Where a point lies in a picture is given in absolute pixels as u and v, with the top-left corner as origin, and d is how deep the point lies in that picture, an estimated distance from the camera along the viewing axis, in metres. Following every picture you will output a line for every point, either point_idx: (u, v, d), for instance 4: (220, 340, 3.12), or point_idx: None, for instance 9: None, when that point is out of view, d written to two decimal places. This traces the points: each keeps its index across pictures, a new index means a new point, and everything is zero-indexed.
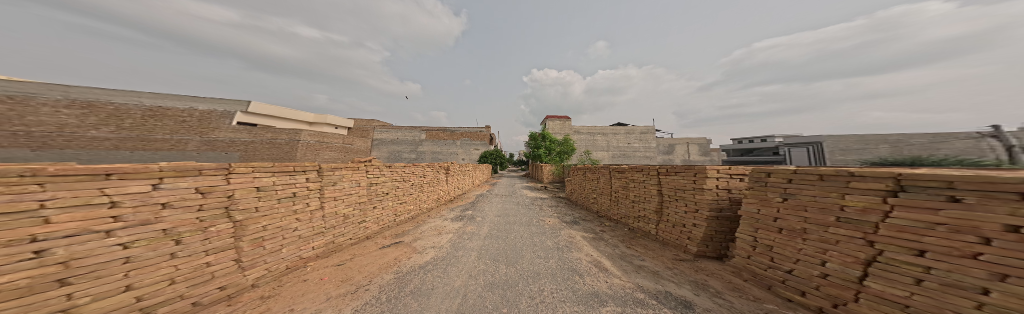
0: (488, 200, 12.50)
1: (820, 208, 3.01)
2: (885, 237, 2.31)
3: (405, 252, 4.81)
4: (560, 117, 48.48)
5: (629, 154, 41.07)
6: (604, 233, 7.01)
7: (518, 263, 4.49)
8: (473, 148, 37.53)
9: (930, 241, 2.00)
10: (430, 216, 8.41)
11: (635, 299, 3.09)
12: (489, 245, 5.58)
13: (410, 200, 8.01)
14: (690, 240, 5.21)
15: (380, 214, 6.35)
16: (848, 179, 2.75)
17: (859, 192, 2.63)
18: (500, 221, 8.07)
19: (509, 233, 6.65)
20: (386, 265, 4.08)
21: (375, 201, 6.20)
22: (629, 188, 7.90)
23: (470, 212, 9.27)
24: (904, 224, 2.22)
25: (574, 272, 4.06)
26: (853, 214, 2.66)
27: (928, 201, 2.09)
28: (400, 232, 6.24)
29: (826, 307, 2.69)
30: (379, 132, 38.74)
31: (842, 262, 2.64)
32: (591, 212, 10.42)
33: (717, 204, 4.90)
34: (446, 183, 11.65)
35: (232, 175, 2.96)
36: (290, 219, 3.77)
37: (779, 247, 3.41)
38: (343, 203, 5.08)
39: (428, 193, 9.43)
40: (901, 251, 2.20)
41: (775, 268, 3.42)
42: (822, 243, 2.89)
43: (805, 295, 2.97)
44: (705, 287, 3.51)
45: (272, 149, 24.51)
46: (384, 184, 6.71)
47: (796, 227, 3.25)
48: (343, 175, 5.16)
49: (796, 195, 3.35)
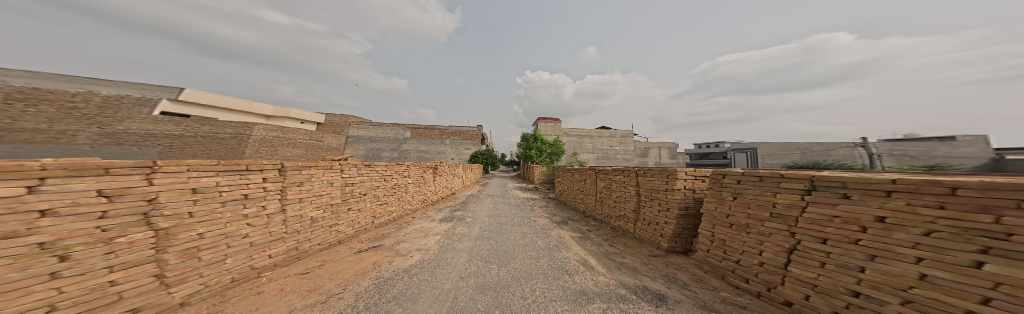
0: (479, 200, 12.22)
1: (757, 206, 3.50)
2: (803, 228, 2.75)
3: (387, 255, 4.52)
4: (549, 119, 49.42)
5: (611, 157, 43.66)
6: (590, 232, 7.33)
7: (510, 263, 4.49)
8: (463, 148, 36.44)
9: (828, 231, 2.48)
10: (415, 217, 7.99)
11: (618, 295, 3.28)
12: (480, 245, 5.52)
13: (392, 200, 7.57)
14: (662, 237, 5.67)
15: (357, 216, 5.91)
16: (779, 180, 3.22)
17: (786, 190, 3.09)
18: (491, 221, 8.01)
19: (501, 234, 6.63)
20: (363, 271, 3.77)
21: (351, 203, 5.75)
22: (612, 189, 8.37)
23: (459, 213, 9.03)
24: (815, 217, 2.67)
25: (564, 272, 4.18)
26: (781, 209, 3.13)
27: (828, 198, 2.58)
28: (380, 235, 5.86)
29: (763, 291, 3.13)
30: (357, 129, 35.85)
31: (773, 251, 3.10)
32: (579, 212, 10.82)
33: (684, 203, 5.43)
34: (434, 183, 11.24)
35: (158, 174, 2.50)
36: (240, 225, 3.30)
37: (730, 240, 3.86)
38: (311, 206, 4.62)
39: (413, 194, 9.01)
40: (812, 240, 2.65)
41: (727, 259, 3.88)
42: (760, 236, 3.35)
43: (748, 281, 3.41)
44: (674, 280, 3.86)
45: (211, 144, 21.42)
46: (363, 183, 6.27)
47: (742, 222, 3.70)
48: (311, 175, 4.70)
49: (740, 194, 3.85)
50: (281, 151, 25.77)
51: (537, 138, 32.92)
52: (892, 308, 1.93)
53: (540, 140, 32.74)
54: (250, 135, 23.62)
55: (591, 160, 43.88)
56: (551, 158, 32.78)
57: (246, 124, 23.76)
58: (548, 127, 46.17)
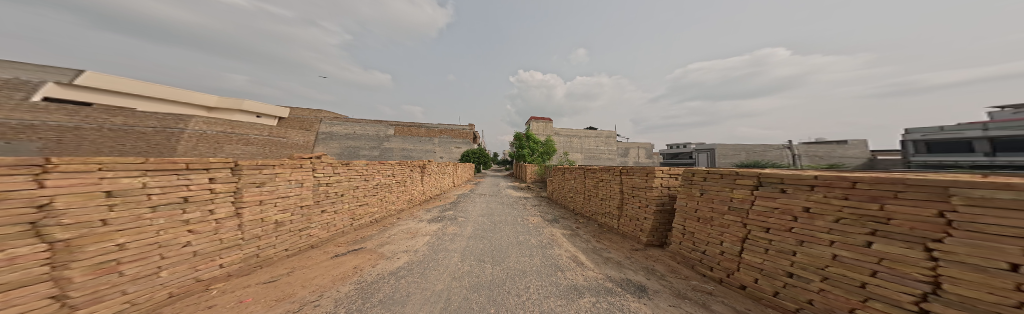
0: (471, 200, 11.90)
1: (714, 200, 3.86)
2: (753, 219, 3.05)
3: (373, 258, 4.17)
4: (539, 118, 49.92)
5: (597, 156, 45.47)
6: (579, 229, 7.54)
7: (503, 262, 4.46)
8: (454, 146, 35.19)
9: (770, 220, 2.82)
10: (402, 218, 7.53)
11: (606, 288, 3.41)
12: (474, 245, 5.40)
13: (374, 202, 7.08)
14: (642, 232, 6.03)
15: (333, 219, 5.44)
16: (736, 177, 3.52)
17: (742, 186, 3.39)
18: (484, 221, 7.84)
19: (494, 233, 6.53)
20: (343, 276, 3.38)
21: (326, 205, 5.29)
22: (599, 187, 8.71)
23: (450, 213, 8.71)
24: (762, 209, 2.97)
25: (557, 268, 4.24)
26: (736, 203, 3.44)
27: (771, 192, 2.90)
28: (361, 237, 5.40)
29: (723, 278, 3.42)
30: (333, 125, 33.06)
31: (731, 240, 3.42)
32: (569, 210, 11.04)
33: (661, 200, 5.82)
34: (423, 182, 10.76)
35: (55, 174, 1.97)
36: (180, 232, 2.83)
37: (699, 233, 4.07)
38: (274, 209, 4.13)
39: (400, 194, 8.53)
40: (758, 229, 2.99)
41: (694, 249, 4.15)
42: (720, 228, 3.63)
43: (711, 269, 3.69)
44: (653, 271, 4.08)
45: (123, 139, 17.29)
46: (340, 183, 5.80)
47: (706, 215, 3.95)
48: (273, 174, 4.20)
49: (699, 190, 4.22)
50: (228, 147, 22.62)
51: (529, 138, 33.10)
52: (815, 284, 2.27)
53: (531, 139, 32.92)
54: (182, 130, 20.58)
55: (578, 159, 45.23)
56: (542, 157, 33.13)
57: (178, 117, 20.55)
58: (538, 127, 46.71)
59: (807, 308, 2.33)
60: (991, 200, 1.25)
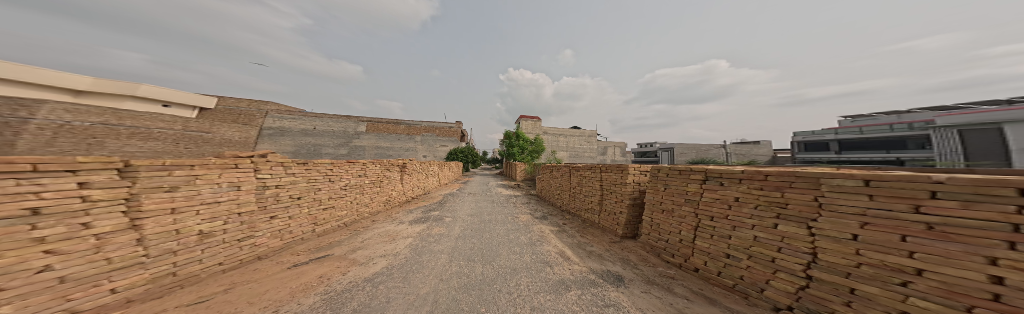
0: (458, 199, 11.48)
1: (670, 194, 4.34)
2: (704, 209, 3.46)
3: (344, 264, 3.81)
4: (528, 116, 49.86)
5: (580, 154, 47.59)
6: (566, 225, 7.83)
7: (494, 261, 4.45)
8: (439, 145, 33.19)
9: (713, 210, 3.30)
10: (378, 220, 6.92)
11: (589, 280, 3.62)
12: (463, 245, 5.29)
13: (343, 205, 6.42)
14: (618, 225, 6.50)
15: (288, 226, 4.71)
16: (690, 172, 3.89)
17: (695, 180, 3.79)
18: (472, 220, 7.70)
19: (483, 232, 6.45)
20: (304, 287, 3.02)
21: (275, 210, 4.48)
22: (582, 184, 9.11)
23: (436, 213, 8.29)
24: (709, 200, 3.42)
25: (546, 264, 4.36)
26: (691, 195, 3.84)
27: (715, 186, 3.36)
28: (323, 244, 4.75)
29: (680, 262, 3.87)
30: (296, 121, 29.31)
31: (686, 229, 3.83)
32: (556, 206, 11.37)
33: (633, 194, 6.34)
34: (402, 182, 10.04)
35: None
36: (30, 254, 1.84)
37: (662, 223, 4.44)
38: (196, 218, 3.22)
39: (374, 196, 7.84)
40: (706, 218, 3.44)
41: (659, 238, 4.56)
42: (678, 218, 4.04)
43: (672, 255, 4.11)
44: (627, 261, 4.41)
45: None
46: (292, 186, 4.97)
47: (669, 207, 4.32)
48: (188, 176, 3.21)
49: (659, 184, 4.65)
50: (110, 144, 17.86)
51: (519, 136, 33.14)
52: (744, 261, 2.79)
53: (521, 137, 32.95)
54: (21, 118, 12.21)
55: (563, 158, 46.77)
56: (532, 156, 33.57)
57: None
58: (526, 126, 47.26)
59: (740, 283, 2.86)
60: (841, 187, 1.91)
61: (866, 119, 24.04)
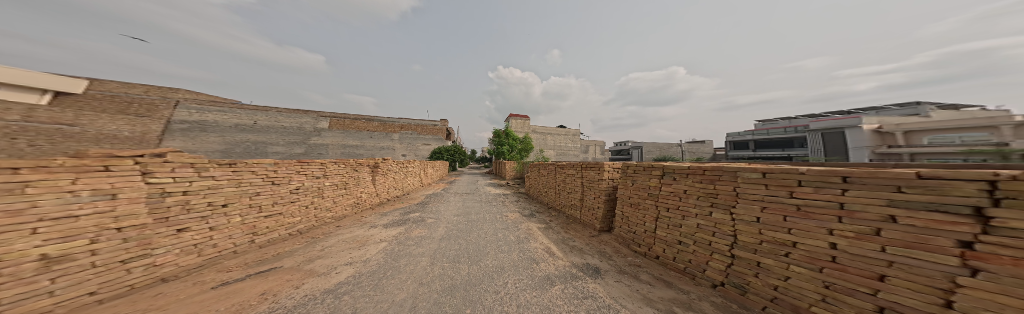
0: (442, 199, 10.91)
1: (634, 188, 4.78)
2: (663, 202, 3.90)
3: (299, 277, 3.36)
4: (515, 115, 49.79)
5: (565, 153, 49.29)
6: (552, 222, 8.05)
7: (481, 261, 4.38)
8: (421, 143, 30.51)
9: (669, 201, 3.77)
10: (344, 226, 6.20)
11: (571, 274, 3.80)
12: (448, 246, 5.11)
13: (296, 211, 5.57)
14: (597, 219, 6.92)
15: (210, 239, 3.79)
16: (653, 169, 4.29)
17: (656, 176, 4.20)
18: (458, 220, 7.45)
19: (469, 232, 6.28)
20: (238, 308, 2.55)
21: (184, 222, 3.46)
22: (566, 181, 9.44)
23: (416, 214, 7.74)
24: (666, 194, 3.86)
25: (532, 261, 4.45)
26: (652, 189, 4.25)
27: (670, 181, 3.81)
28: (262, 258, 3.99)
29: (644, 251, 4.29)
30: (241, 116, 25.04)
31: (649, 221, 4.24)
32: (543, 204, 11.60)
33: (609, 190, 6.81)
34: (373, 183, 9.12)
35: None
36: None
37: (631, 216, 4.82)
38: (34, 238, 2.15)
39: (337, 199, 6.98)
40: (665, 210, 3.86)
41: (628, 230, 4.98)
42: (642, 211, 4.45)
43: (638, 245, 4.53)
44: (603, 253, 4.72)
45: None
46: (208, 192, 3.89)
47: (635, 201, 4.72)
48: (7, 184, 2.07)
49: (626, 180, 5.03)
50: None
51: (506, 135, 33.04)
52: (691, 245, 3.29)
53: (509, 136, 32.75)
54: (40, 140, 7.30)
55: (549, 156, 48.03)
56: (520, 154, 33.77)
57: None
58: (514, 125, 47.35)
59: (689, 266, 3.32)
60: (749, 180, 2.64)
61: (772, 124, 29.14)
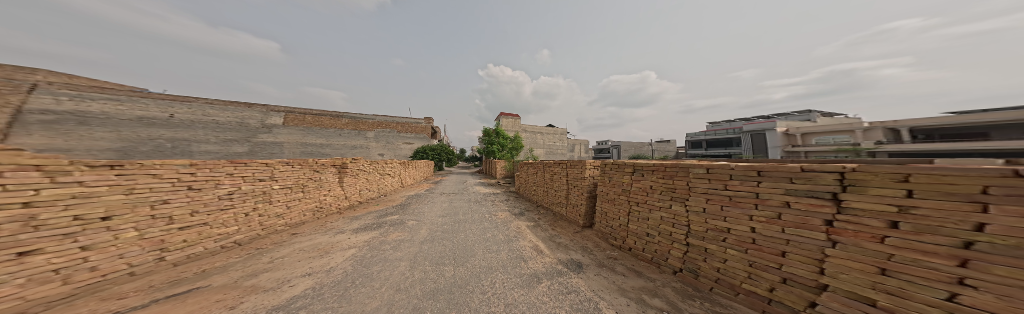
0: (426, 200, 10.31)
1: (610, 185, 5.06)
2: (634, 197, 4.21)
3: (238, 294, 2.83)
4: (505, 113, 49.52)
5: (553, 152, 50.36)
6: (540, 219, 8.19)
7: (467, 262, 4.29)
8: (403, 142, 28.48)
9: (638, 196, 4.09)
10: (303, 233, 5.46)
11: (557, 271, 3.90)
12: (432, 248, 4.94)
13: (231, 219, 4.61)
14: (580, 216, 7.23)
15: (83, 261, 2.77)
16: (627, 167, 4.58)
17: (628, 173, 4.49)
18: (444, 221, 7.23)
19: (456, 233, 6.12)
20: None
21: (31, 242, 2.41)
22: (553, 180, 9.65)
23: (396, 217, 7.22)
24: (636, 190, 4.17)
25: (520, 259, 4.48)
26: (626, 186, 4.53)
27: (639, 178, 4.12)
28: (178, 277, 3.17)
29: (619, 245, 4.59)
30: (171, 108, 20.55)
31: (623, 215, 4.54)
32: (533, 202, 11.71)
33: (590, 188, 7.13)
34: (339, 186, 8.19)
35: None
36: None
37: (608, 212, 5.11)
38: None
39: (291, 205, 6.06)
40: (636, 204, 4.18)
41: (605, 226, 5.27)
42: (617, 207, 4.74)
43: (615, 239, 4.81)
44: (585, 248, 4.92)
45: None
46: (75, 202, 2.78)
47: (611, 197, 4.99)
48: None
49: (603, 176, 5.29)
50: None
51: (496, 134, 32.78)
52: (656, 237, 3.66)
53: (499, 135, 32.55)
54: None
55: (539, 155, 48.75)
56: (511, 153, 33.66)
57: None
58: (505, 124, 47.09)
59: (655, 255, 3.67)
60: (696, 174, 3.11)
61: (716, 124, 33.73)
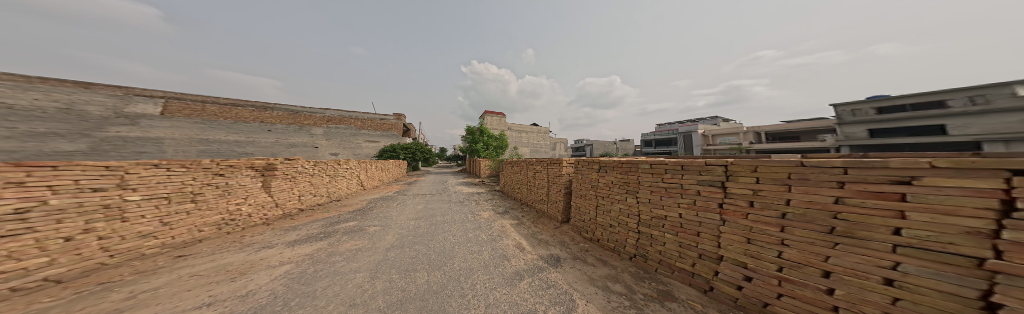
0: (396, 202, 9.29)
1: (581, 181, 5.27)
2: (600, 193, 4.56)
3: None
4: (490, 111, 48.80)
5: (536, 150, 51.25)
6: (523, 217, 8.13)
7: (445, 265, 4.05)
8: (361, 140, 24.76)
9: (603, 191, 4.44)
10: (198, 253, 4.08)
11: (538, 267, 3.91)
12: (400, 255, 4.52)
13: (26, 250, 2.90)
14: (559, 211, 7.45)
15: None
16: (595, 164, 4.86)
17: (594, 169, 4.83)
18: (422, 224, 6.79)
19: (435, 235, 5.82)
20: None
21: None
22: (536, 178, 9.66)
23: (355, 223, 6.28)
24: (601, 185, 4.54)
25: (503, 258, 4.38)
26: (593, 181, 4.84)
27: (603, 173, 4.50)
28: None
29: (589, 237, 4.89)
30: None
31: (591, 209, 4.84)
32: (518, 200, 11.61)
33: (567, 185, 7.37)
34: (263, 192, 6.53)
35: None
36: None
37: (579, 207, 5.35)
38: None
39: (170, 219, 4.39)
40: (601, 199, 4.54)
41: (578, 220, 5.47)
42: (587, 202, 5.02)
43: (585, 232, 5.09)
44: (562, 242, 5.06)
45: None
46: None
47: (582, 192, 5.23)
48: None
49: (576, 173, 5.45)
50: None
51: (481, 132, 32.03)
52: (617, 227, 4.08)
53: (483, 133, 31.83)
54: None
55: (522, 154, 48.86)
56: (495, 152, 33.02)
57: None
58: (489, 122, 46.24)
59: (616, 244, 4.09)
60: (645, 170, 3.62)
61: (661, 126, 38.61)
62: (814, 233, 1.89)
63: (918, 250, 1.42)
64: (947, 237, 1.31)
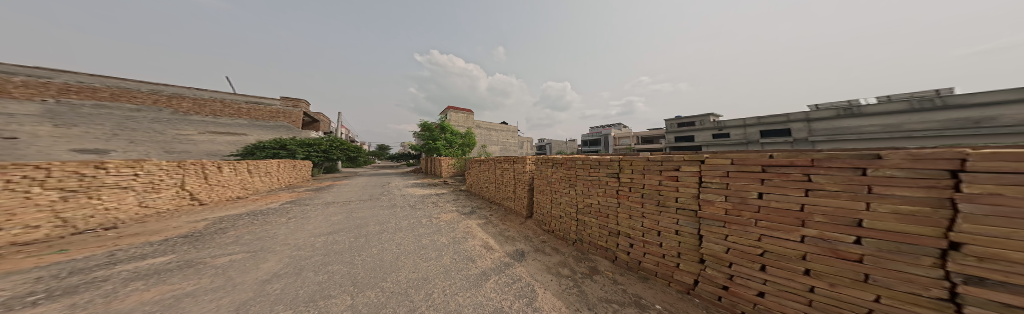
0: (290, 219, 6.70)
1: (539, 176, 4.93)
2: (552, 188, 4.51)
3: None
4: (456, 108, 45.62)
5: (507, 148, 50.80)
6: (491, 216, 7.49)
7: (383, 279, 3.08)
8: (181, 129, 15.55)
9: (554, 184, 4.42)
10: None
11: (505, 263, 3.41)
12: (314, 282, 3.16)
13: None
14: (523, 207, 7.26)
15: None
16: (543, 159, 4.74)
17: (541, 164, 4.80)
18: (355, 236, 5.30)
19: (369, 247, 4.59)
20: None
21: None
22: (503, 175, 9.07)
23: (240, 255, 4.22)
24: (546, 178, 4.65)
25: (467, 260, 3.66)
26: (543, 174, 4.76)
27: (549, 168, 4.55)
28: None
29: (543, 228, 4.85)
30: None
31: (545, 201, 4.74)
32: (486, 199, 10.71)
33: (529, 180, 7.20)
34: None
35: None
36: None
37: (537, 200, 5.05)
38: None
39: None
40: (552, 193, 4.51)
41: (539, 216, 5.12)
42: (540, 195, 4.91)
43: (542, 223, 5.00)
44: (523, 236, 4.72)
45: None
46: None
47: (537, 184, 5.01)
48: None
49: (534, 169, 5.03)
50: None
51: (444, 128, 29.17)
52: (561, 214, 4.21)
53: (446, 129, 29.15)
54: None
55: (491, 151, 47.98)
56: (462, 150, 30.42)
57: None
58: (454, 118, 42.92)
59: (564, 233, 4.18)
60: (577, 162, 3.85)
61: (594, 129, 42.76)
62: (652, 205, 2.68)
63: (684, 209, 2.40)
64: (686, 199, 2.38)
